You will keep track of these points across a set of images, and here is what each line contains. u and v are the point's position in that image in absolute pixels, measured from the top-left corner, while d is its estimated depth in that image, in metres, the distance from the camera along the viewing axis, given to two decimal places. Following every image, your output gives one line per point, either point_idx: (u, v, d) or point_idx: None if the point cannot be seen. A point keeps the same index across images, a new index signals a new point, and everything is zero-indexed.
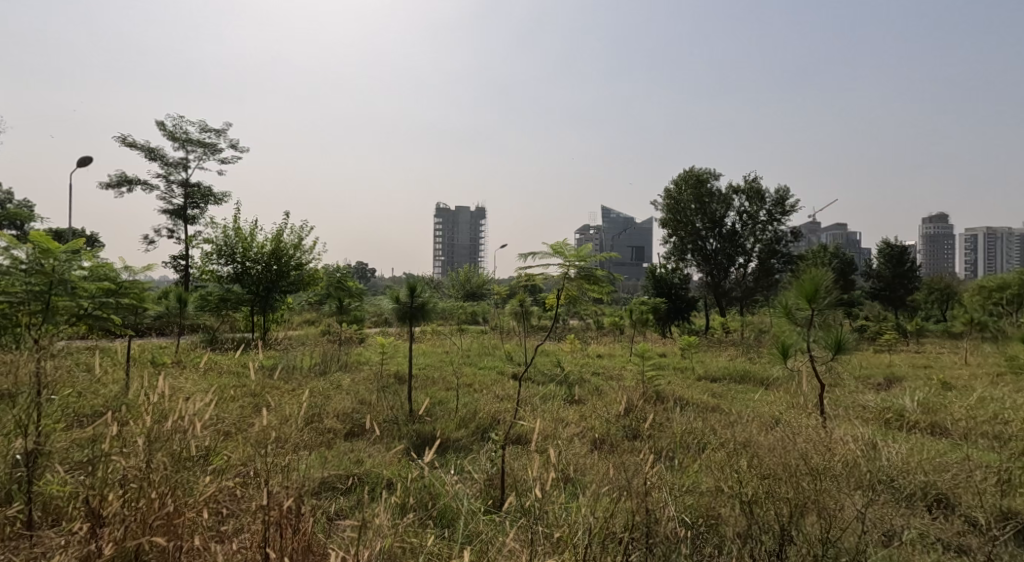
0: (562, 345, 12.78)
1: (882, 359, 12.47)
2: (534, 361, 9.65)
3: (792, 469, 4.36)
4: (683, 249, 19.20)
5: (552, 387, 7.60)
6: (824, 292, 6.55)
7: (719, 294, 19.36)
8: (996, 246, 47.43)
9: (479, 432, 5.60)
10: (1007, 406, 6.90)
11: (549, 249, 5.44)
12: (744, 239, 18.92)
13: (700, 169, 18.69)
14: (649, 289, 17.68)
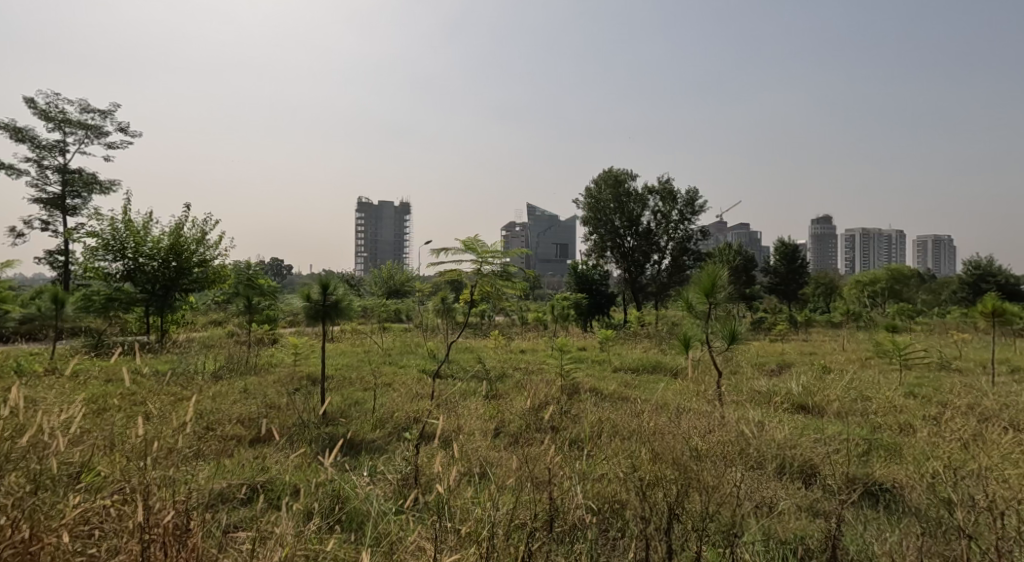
0: (484, 341, 12.85)
1: (775, 348, 13.48)
2: (455, 358, 9.69)
3: (689, 454, 4.59)
4: (603, 247, 19.78)
5: (471, 384, 7.64)
6: (722, 286, 6.98)
7: (635, 290, 20.13)
8: (871, 245, 52.33)
9: (393, 432, 5.51)
10: (876, 386, 7.72)
11: (463, 245, 5.41)
12: (659, 237, 19.76)
13: (618, 169, 19.34)
14: (570, 285, 18.06)
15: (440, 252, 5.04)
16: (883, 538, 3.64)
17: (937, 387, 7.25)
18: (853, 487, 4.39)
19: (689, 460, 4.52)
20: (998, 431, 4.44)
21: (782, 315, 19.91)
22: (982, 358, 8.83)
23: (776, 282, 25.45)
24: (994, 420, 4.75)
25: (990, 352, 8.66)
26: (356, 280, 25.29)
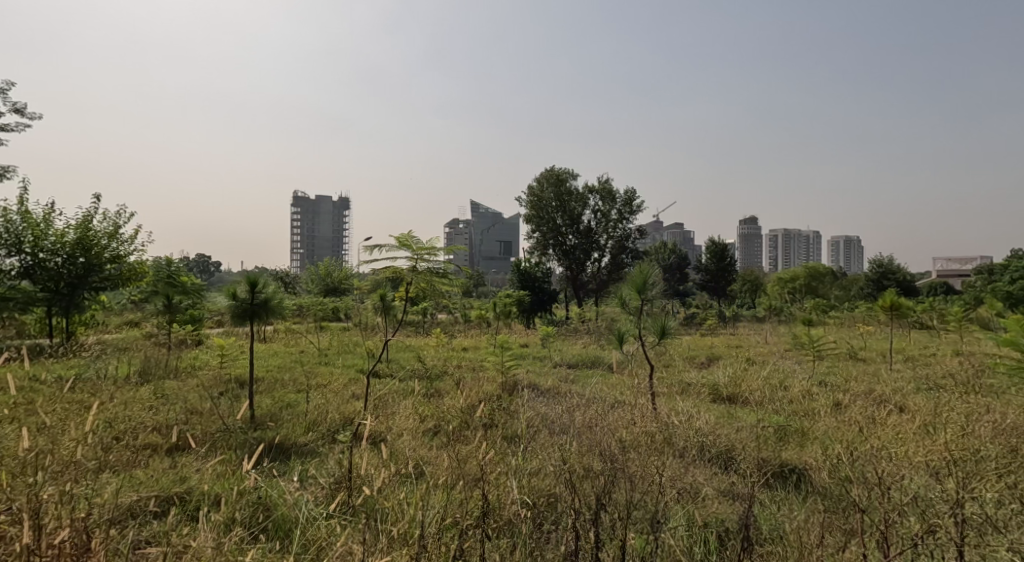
0: (424, 339, 12.73)
1: (704, 342, 14.03)
2: (394, 357, 9.57)
3: (614, 444, 4.51)
4: (545, 245, 19.98)
5: (408, 382, 7.56)
6: (652, 284, 7.15)
7: (576, 287, 20.46)
8: (793, 244, 55.29)
9: (328, 434, 5.37)
10: (794, 376, 8.17)
11: (396, 241, 5.20)
12: (598, 235, 20.15)
13: (560, 169, 19.58)
14: (513, 282, 17.95)
15: (372, 248, 4.79)
16: (789, 511, 3.78)
17: (846, 376, 7.76)
18: (780, 468, 4.51)
19: (623, 443, 4.47)
20: (890, 412, 4.80)
21: (712, 311, 20.71)
22: (883, 348, 9.53)
23: (707, 279, 26.37)
24: (887, 402, 5.13)
25: (889, 342, 9.36)
26: (291, 278, 24.54)
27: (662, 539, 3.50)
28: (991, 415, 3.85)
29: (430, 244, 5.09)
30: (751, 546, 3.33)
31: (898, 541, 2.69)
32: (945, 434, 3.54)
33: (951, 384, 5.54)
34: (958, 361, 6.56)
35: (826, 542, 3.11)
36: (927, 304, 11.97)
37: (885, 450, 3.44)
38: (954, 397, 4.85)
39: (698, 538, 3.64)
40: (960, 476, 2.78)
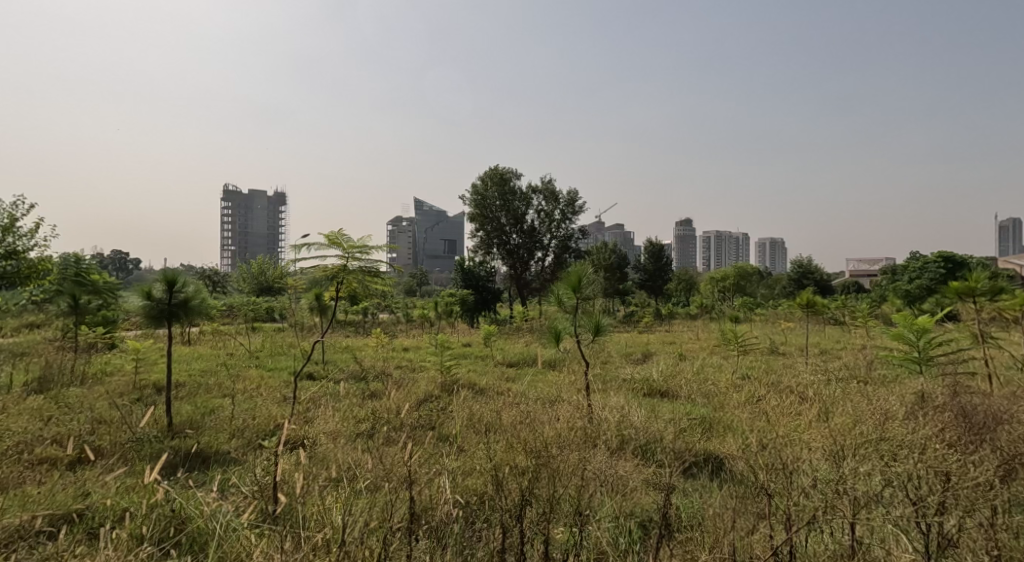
0: (362, 340, 12.46)
1: (640, 339, 14.39)
2: (329, 358, 9.36)
3: (541, 437, 4.53)
4: (489, 244, 19.93)
5: (343, 383, 7.40)
6: (587, 283, 7.13)
7: (520, 286, 20.58)
8: (725, 245, 57.61)
9: (254, 440, 5.18)
10: (720, 369, 8.53)
11: (326, 239, 4.96)
12: (542, 235, 20.32)
13: (503, 168, 19.58)
14: (456, 280, 17.76)
15: (297, 247, 4.58)
16: (707, 498, 3.89)
17: (769, 369, 8.15)
18: (703, 456, 4.67)
19: (552, 437, 4.52)
20: (801, 402, 5.07)
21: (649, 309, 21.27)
22: (801, 343, 10.08)
23: (645, 278, 27.04)
24: (799, 391, 5.42)
25: (806, 337, 9.91)
26: (218, 276, 23.42)
27: (588, 531, 3.50)
28: (884, 401, 4.12)
29: (361, 242, 4.89)
30: (670, 532, 3.41)
31: (798, 518, 2.85)
32: (845, 420, 3.77)
33: (857, 374, 5.91)
34: (864, 352, 7.02)
35: (739, 525, 3.21)
36: (840, 301, 12.76)
37: (794, 439, 3.62)
38: (854, 387, 5.17)
39: (624, 527, 3.65)
40: (850, 458, 2.99)
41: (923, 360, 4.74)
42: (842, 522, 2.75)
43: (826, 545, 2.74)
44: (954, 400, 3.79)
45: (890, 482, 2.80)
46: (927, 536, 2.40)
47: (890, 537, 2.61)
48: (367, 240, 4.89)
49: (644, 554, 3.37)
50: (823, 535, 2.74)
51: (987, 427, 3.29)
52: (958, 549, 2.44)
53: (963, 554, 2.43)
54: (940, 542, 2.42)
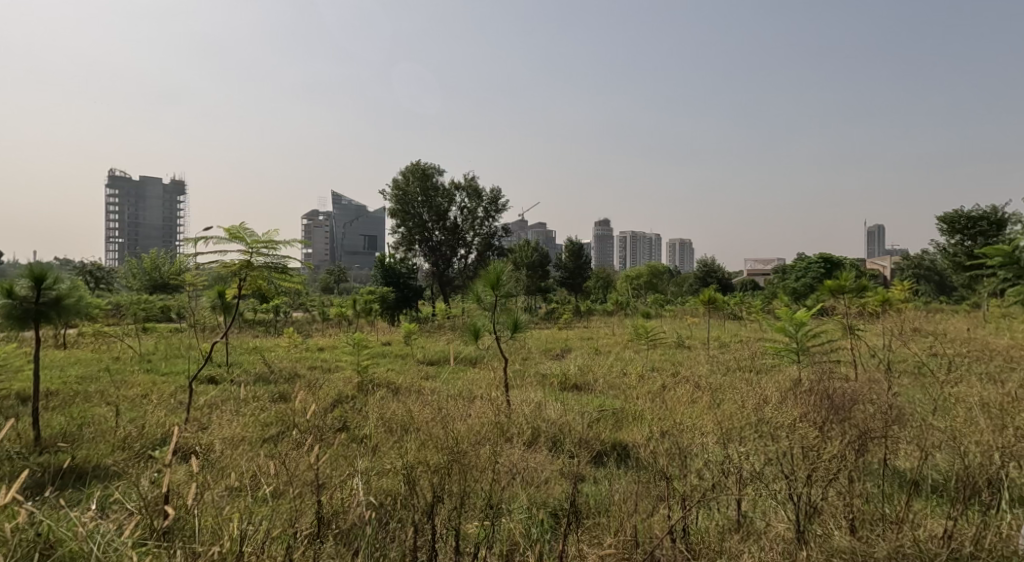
0: (273, 341, 11.97)
1: (559, 335, 14.75)
2: (235, 360, 8.97)
3: (452, 434, 4.54)
4: (410, 240, 19.72)
5: (250, 385, 7.12)
6: (506, 280, 7.07)
7: (442, 283, 20.51)
8: (639, 244, 59.93)
9: (141, 449, 4.71)
10: (632, 363, 8.93)
11: (228, 233, 4.72)
12: (464, 232, 20.38)
13: (424, 163, 19.45)
14: (377, 278, 17.41)
15: (196, 241, 4.32)
16: (613, 485, 4.02)
17: (676, 362, 8.60)
18: (610, 445, 4.87)
19: (463, 434, 4.55)
20: (700, 391, 5.40)
21: (569, 305, 21.86)
22: (704, 337, 10.72)
23: (565, 277, 27.61)
24: (699, 382, 5.78)
25: (708, 332, 10.55)
26: (101, 273, 21.61)
27: (501, 524, 3.56)
28: (771, 389, 4.47)
29: (268, 236, 4.71)
30: (578, 520, 3.47)
31: (692, 494, 3.05)
32: (732, 408, 4.09)
33: (749, 364, 6.39)
34: (754, 344, 7.60)
35: (642, 509, 3.34)
36: (738, 297, 13.66)
37: (693, 429, 3.85)
38: (744, 377, 5.60)
39: (537, 518, 3.70)
40: (740, 443, 3.31)
41: (801, 350, 5.22)
42: (728, 498, 3.00)
43: (713, 518, 2.96)
44: (825, 386, 4.20)
45: (772, 459, 3.11)
46: (798, 508, 2.69)
47: (769, 508, 2.90)
48: (272, 234, 4.74)
49: (553, 541, 3.45)
50: (711, 512, 2.97)
51: (843, 408, 3.73)
52: (822, 516, 2.75)
53: (826, 521, 2.74)
54: (807, 512, 2.72)
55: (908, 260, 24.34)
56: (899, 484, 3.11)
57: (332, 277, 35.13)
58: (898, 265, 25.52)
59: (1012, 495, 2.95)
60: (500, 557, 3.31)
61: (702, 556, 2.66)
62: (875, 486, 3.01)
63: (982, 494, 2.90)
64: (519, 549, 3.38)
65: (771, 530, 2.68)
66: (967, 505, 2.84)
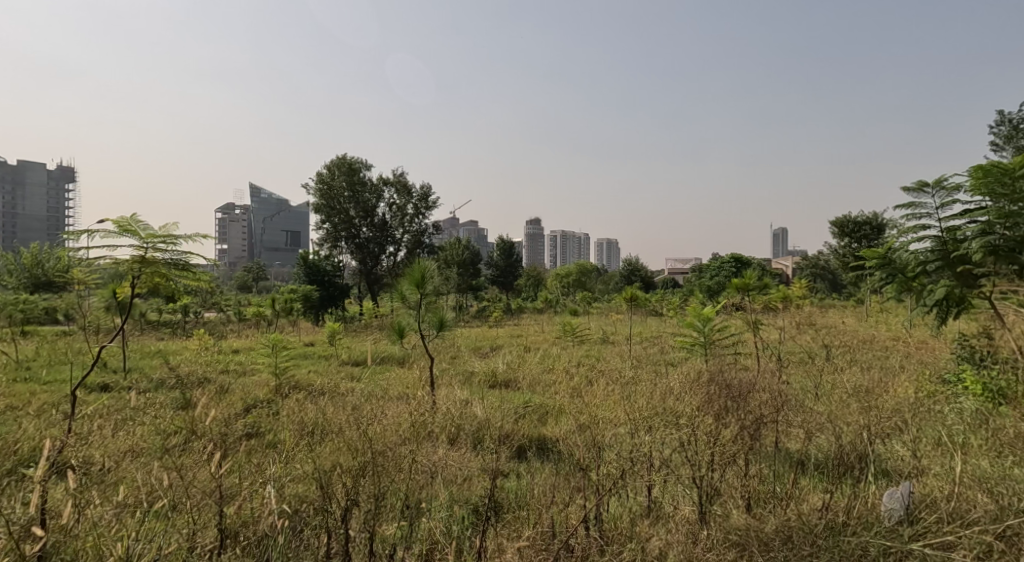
0: (181, 343, 11.28)
1: (489, 333, 14.80)
2: (134, 366, 8.37)
3: (371, 432, 4.48)
4: (336, 237, 19.14)
5: (151, 392, 6.66)
6: (430, 279, 7.03)
7: (370, 281, 20.10)
8: (567, 244, 61.09)
9: (19, 467, 4.29)
10: (556, 360, 9.07)
11: (117, 225, 4.43)
12: (393, 229, 20.07)
13: (351, 157, 19.04)
14: (300, 276, 16.84)
15: (81, 233, 4.03)
16: (532, 479, 4.07)
17: (600, 358, 8.80)
18: (529, 440, 4.94)
19: (381, 433, 4.49)
20: (618, 383, 5.57)
21: (499, 303, 21.95)
22: (627, 333, 11.06)
23: (496, 275, 27.58)
24: (619, 375, 5.96)
25: (630, 328, 10.90)
26: None
27: (420, 523, 3.53)
28: (681, 381, 4.67)
29: (164, 229, 4.45)
30: (497, 515, 3.51)
31: (605, 483, 3.16)
32: (641, 401, 4.26)
33: (663, 358, 6.64)
34: (669, 339, 7.93)
35: (558, 499, 3.42)
36: (658, 295, 14.15)
37: (609, 421, 3.99)
38: (657, 370, 5.83)
39: (457, 515, 3.72)
40: (651, 433, 3.47)
41: (708, 344, 5.49)
42: (639, 485, 3.15)
43: (624, 506, 3.08)
44: (728, 376, 4.44)
45: (679, 447, 3.29)
46: (700, 492, 2.85)
47: (677, 493, 3.07)
48: (171, 230, 4.49)
49: (473, 537, 3.47)
50: (623, 499, 3.09)
51: (742, 394, 3.97)
52: (721, 498, 2.93)
53: (726, 503, 2.92)
54: (709, 495, 2.89)
55: (807, 259, 26.12)
56: (788, 464, 3.36)
57: (250, 276, 33.41)
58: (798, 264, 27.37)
59: (878, 468, 3.26)
60: (418, 556, 3.30)
61: (614, 542, 2.78)
62: (767, 467, 3.24)
63: (854, 469, 3.19)
64: (438, 547, 3.38)
65: (677, 515, 2.82)
66: (842, 480, 3.11)
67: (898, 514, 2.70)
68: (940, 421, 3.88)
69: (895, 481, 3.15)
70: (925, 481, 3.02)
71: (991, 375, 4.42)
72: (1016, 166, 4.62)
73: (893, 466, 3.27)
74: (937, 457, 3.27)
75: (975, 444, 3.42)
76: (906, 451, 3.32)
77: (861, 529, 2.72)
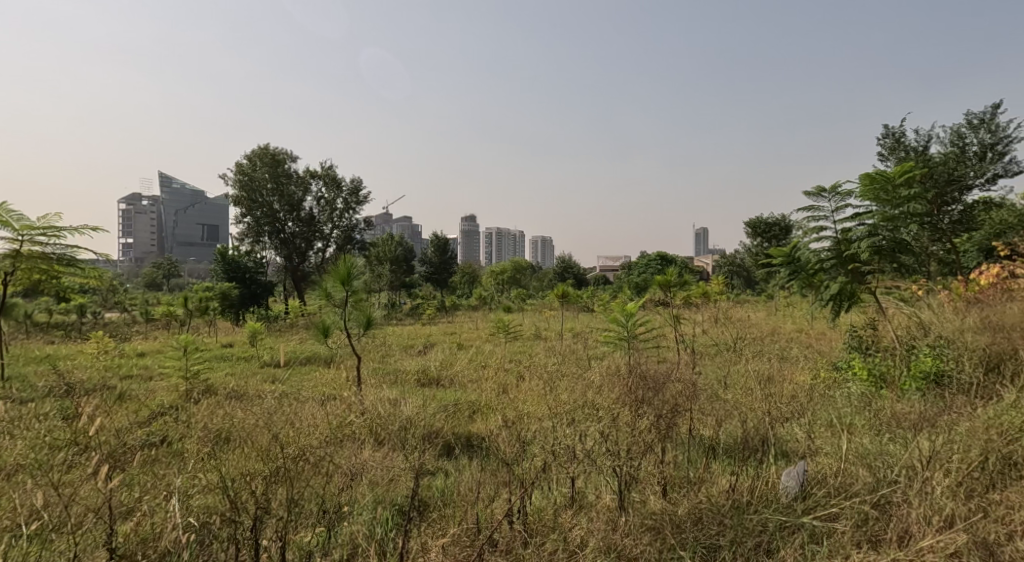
0: (78, 348, 10.48)
1: (422, 330, 14.69)
2: (22, 374, 7.68)
3: (297, 430, 4.39)
4: (259, 232, 18.42)
5: (45, 398, 6.16)
6: (357, 276, 6.93)
7: (297, 278, 19.44)
8: (503, 242, 61.49)
9: None
10: (488, 357, 9.12)
11: None
12: (322, 224, 19.57)
13: (275, 148, 18.43)
14: (217, 273, 16.14)
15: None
16: (459, 475, 4.09)
17: (532, 354, 8.91)
18: (456, 436, 4.95)
19: (303, 432, 4.40)
20: (545, 379, 5.66)
21: (433, 300, 21.84)
22: (558, 329, 11.25)
23: (430, 272, 27.34)
24: (547, 371, 6.04)
25: (562, 324, 11.10)
26: None
27: (342, 527, 3.46)
28: (605, 375, 4.81)
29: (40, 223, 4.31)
30: (422, 513, 3.50)
31: (530, 477, 3.24)
32: (565, 395, 4.36)
33: (591, 354, 6.80)
34: (597, 335, 8.13)
35: (483, 495, 3.45)
36: (588, 292, 14.44)
37: (535, 415, 4.08)
38: (584, 365, 5.97)
39: (380, 516, 3.62)
40: (574, 427, 3.58)
41: (631, 339, 5.68)
42: (563, 479, 3.24)
43: (547, 497, 3.16)
44: (648, 369, 4.61)
45: (600, 437, 3.42)
46: (619, 480, 2.99)
47: (600, 483, 3.18)
48: (50, 222, 4.34)
49: (396, 536, 3.45)
50: (547, 491, 3.17)
51: (658, 385, 4.15)
52: (639, 485, 3.08)
53: (644, 490, 3.08)
54: (627, 482, 3.03)
55: (727, 258, 27.47)
56: (701, 450, 3.55)
57: (161, 274, 31.72)
58: (720, 261, 28.72)
59: (778, 450, 3.51)
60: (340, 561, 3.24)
61: (537, 534, 2.86)
62: (682, 454, 3.42)
63: (758, 451, 3.43)
64: (360, 550, 3.32)
65: (598, 506, 2.92)
66: (748, 462, 3.32)
67: (793, 491, 2.95)
68: (835, 405, 4.19)
69: (794, 461, 3.40)
70: (818, 461, 3.28)
71: (876, 361, 4.83)
72: (896, 175, 5.12)
73: (791, 448, 3.53)
74: (829, 437, 3.55)
75: (859, 425, 3.73)
76: (802, 434, 3.58)
77: (762, 506, 2.93)
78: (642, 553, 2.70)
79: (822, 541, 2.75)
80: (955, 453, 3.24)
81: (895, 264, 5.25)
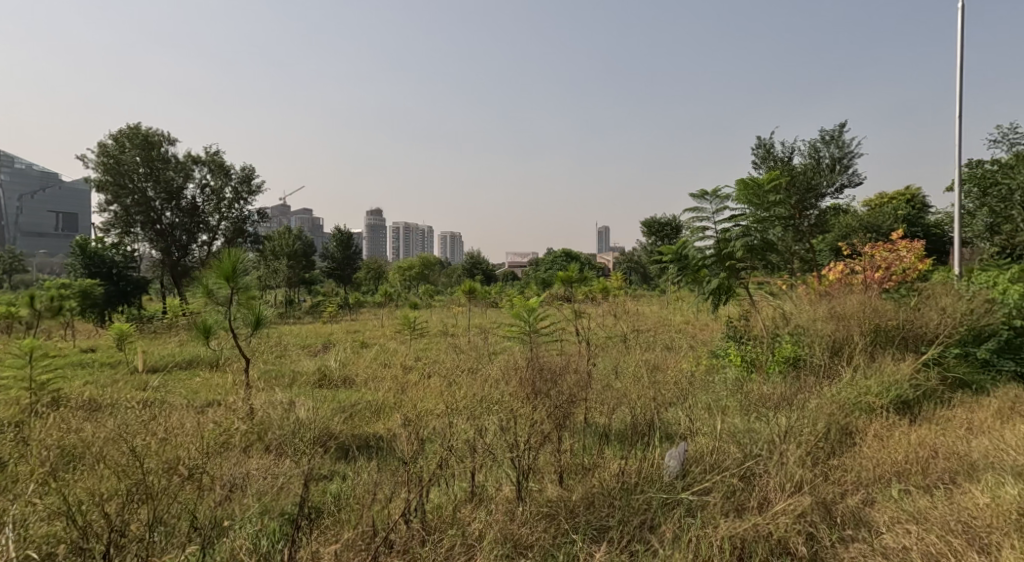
0: None
1: (325, 329, 14.24)
2: None
3: (183, 433, 4.17)
4: (129, 222, 17.10)
5: None
6: (242, 271, 6.49)
7: (178, 272, 18.20)
8: (410, 238, 60.68)
9: None
10: (390, 355, 8.99)
11: None
12: (207, 215, 18.43)
13: (150, 130, 17.12)
14: (76, 267, 14.77)
15: None
16: (356, 476, 4.02)
17: (434, 351, 8.87)
18: (353, 437, 4.85)
19: (188, 433, 4.18)
20: (441, 377, 5.63)
21: (336, 297, 21.23)
22: (461, 325, 11.27)
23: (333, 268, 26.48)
24: (447, 368, 6.03)
25: (466, 321, 11.14)
26: None
27: (224, 539, 3.27)
28: (503, 369, 4.88)
29: None
30: (313, 521, 3.37)
31: (429, 473, 3.25)
32: (463, 391, 4.40)
33: (491, 349, 6.87)
34: (499, 330, 8.22)
35: (380, 493, 3.41)
36: (494, 288, 14.56)
37: (434, 411, 4.09)
38: (484, 361, 6.02)
39: (266, 527, 3.44)
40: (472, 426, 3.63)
41: (530, 331, 5.82)
42: (462, 476, 3.27)
43: (446, 492, 3.18)
44: (544, 363, 4.74)
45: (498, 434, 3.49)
46: (517, 470, 3.07)
47: (498, 477, 3.24)
48: None
49: (286, 545, 3.31)
50: (446, 487, 3.20)
51: (554, 378, 4.28)
52: (536, 474, 3.18)
53: (541, 479, 3.19)
54: (525, 472, 3.12)
55: (625, 254, 28.73)
56: (594, 436, 3.72)
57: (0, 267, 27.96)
58: (620, 257, 30.00)
59: (663, 433, 3.75)
60: None
61: (435, 531, 2.87)
62: (577, 441, 3.57)
63: (645, 435, 3.65)
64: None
65: (496, 499, 2.99)
66: (635, 445, 3.53)
67: (676, 469, 3.18)
68: (714, 389, 4.53)
69: (677, 441, 3.66)
70: (697, 441, 3.54)
71: (747, 348, 5.29)
72: (766, 181, 5.59)
73: (674, 430, 3.78)
74: (708, 418, 3.84)
75: (733, 407, 4.05)
76: (684, 417, 3.85)
77: (648, 484, 3.12)
78: (537, 540, 2.80)
79: (698, 514, 2.96)
80: (808, 426, 3.62)
81: (765, 261, 5.74)
